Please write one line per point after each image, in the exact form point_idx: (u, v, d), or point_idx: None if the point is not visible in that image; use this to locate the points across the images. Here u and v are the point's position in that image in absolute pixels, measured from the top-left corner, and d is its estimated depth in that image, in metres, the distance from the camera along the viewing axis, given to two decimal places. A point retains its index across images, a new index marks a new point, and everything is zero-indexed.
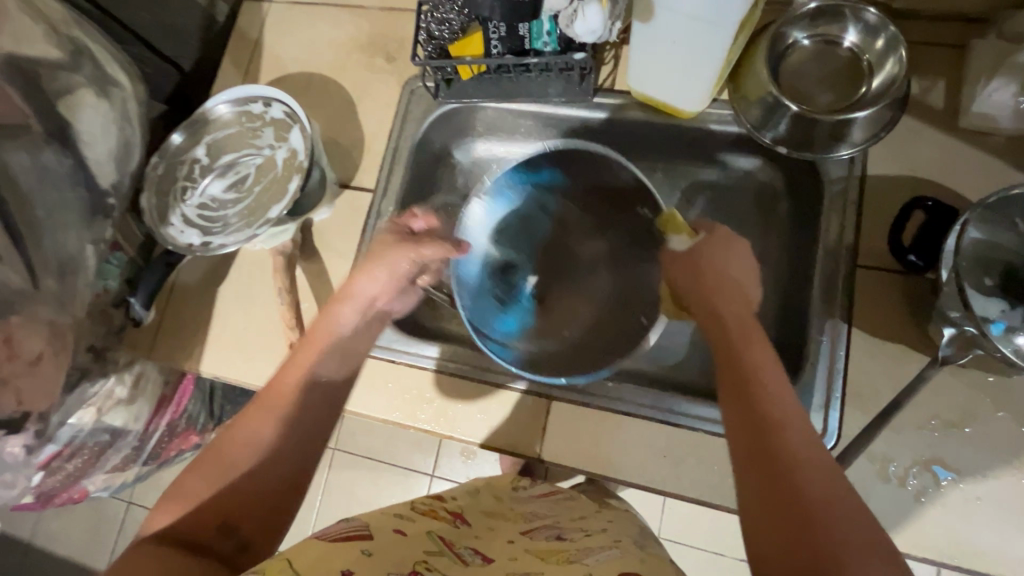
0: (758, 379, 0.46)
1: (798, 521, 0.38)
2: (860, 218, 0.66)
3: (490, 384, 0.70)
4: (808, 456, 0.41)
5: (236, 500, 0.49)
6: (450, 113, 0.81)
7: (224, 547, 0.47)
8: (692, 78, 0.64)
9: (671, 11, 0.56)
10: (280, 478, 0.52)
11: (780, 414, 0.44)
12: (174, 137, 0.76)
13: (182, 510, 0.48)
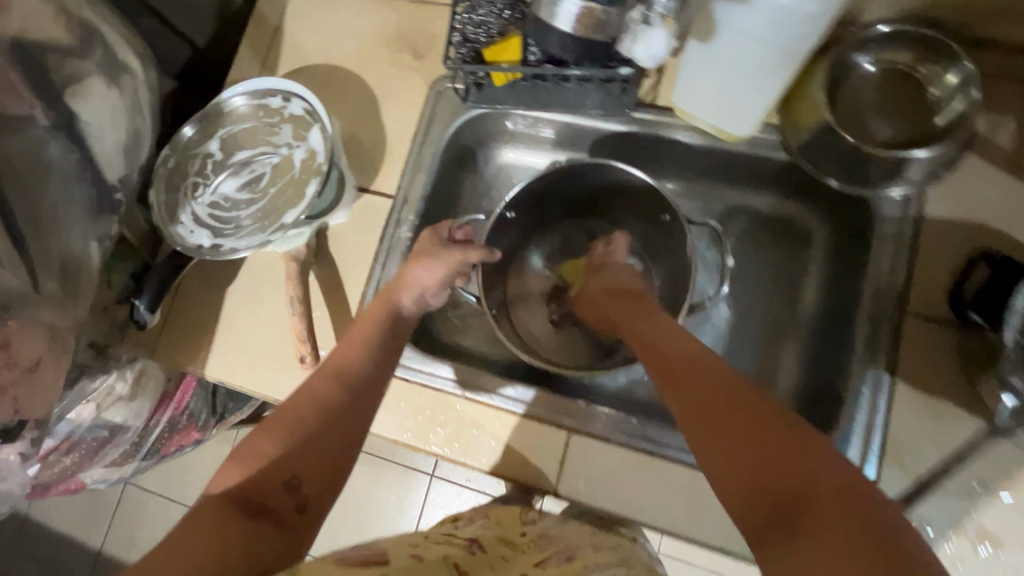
0: (699, 404, 0.45)
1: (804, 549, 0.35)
2: (912, 262, 0.62)
3: (506, 411, 0.67)
4: (784, 466, 0.38)
5: (296, 459, 0.47)
6: (480, 117, 0.78)
7: (286, 506, 0.45)
8: (745, 106, 0.60)
9: (734, 33, 0.52)
10: (336, 441, 0.50)
11: (735, 431, 0.42)
12: (186, 130, 0.73)
13: (244, 466, 0.46)
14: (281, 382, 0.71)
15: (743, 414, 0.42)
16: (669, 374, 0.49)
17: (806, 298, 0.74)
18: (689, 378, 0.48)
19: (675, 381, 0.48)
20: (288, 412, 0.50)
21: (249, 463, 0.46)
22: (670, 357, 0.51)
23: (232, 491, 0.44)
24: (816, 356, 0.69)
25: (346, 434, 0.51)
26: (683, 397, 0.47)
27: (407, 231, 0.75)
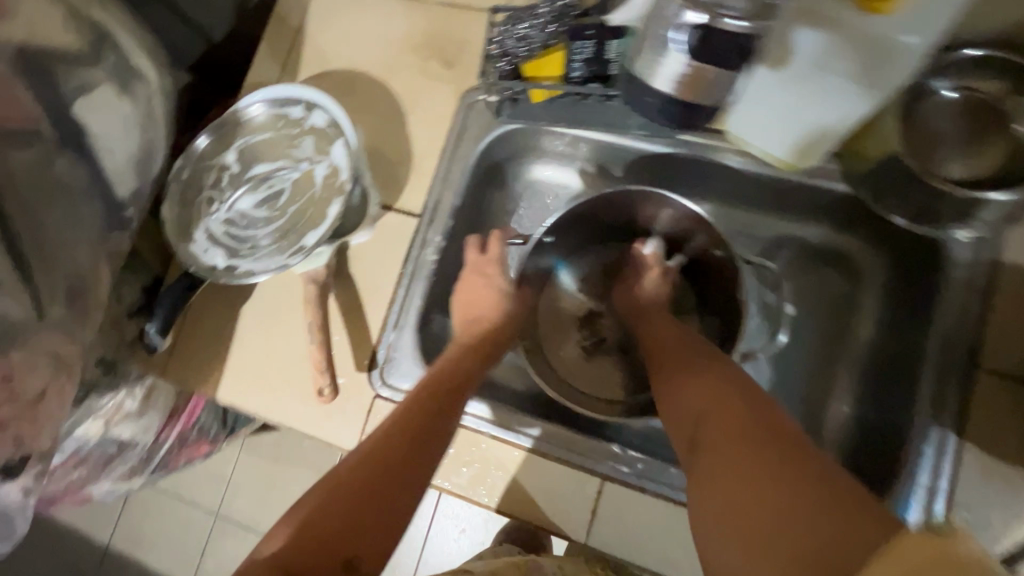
0: (674, 382, 0.51)
1: (734, 489, 0.40)
2: (986, 308, 0.57)
3: (536, 455, 0.63)
4: (727, 420, 0.44)
5: (350, 533, 0.45)
6: (512, 133, 0.72)
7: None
8: (809, 137, 0.55)
9: (816, 63, 0.48)
10: (393, 511, 0.48)
11: (696, 399, 0.48)
12: (200, 140, 0.69)
13: (296, 536, 0.45)
14: (298, 410, 0.68)
15: (706, 385, 0.48)
16: (658, 363, 0.56)
17: (857, 339, 0.69)
18: (669, 363, 0.54)
19: (658, 371, 0.55)
20: (341, 473, 0.48)
21: (299, 532, 0.45)
22: (661, 348, 0.57)
23: (280, 562, 0.43)
24: (871, 404, 0.65)
25: (402, 505, 0.48)
26: (663, 378, 0.53)
27: (432, 254, 0.70)
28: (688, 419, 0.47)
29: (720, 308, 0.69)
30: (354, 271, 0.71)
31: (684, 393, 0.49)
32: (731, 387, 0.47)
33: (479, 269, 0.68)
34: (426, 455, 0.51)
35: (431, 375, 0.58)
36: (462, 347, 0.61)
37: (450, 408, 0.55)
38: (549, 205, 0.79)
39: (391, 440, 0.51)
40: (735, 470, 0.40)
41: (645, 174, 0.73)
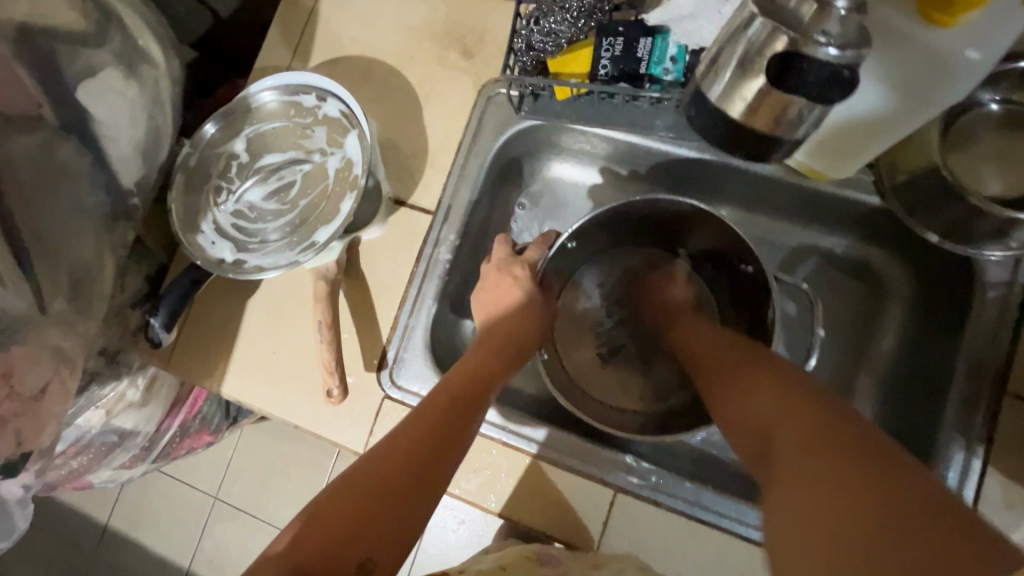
0: (738, 395, 0.48)
1: (821, 505, 0.35)
2: (1017, 332, 0.56)
3: (547, 463, 0.62)
4: (805, 433, 0.39)
5: (364, 535, 0.44)
6: (531, 130, 0.70)
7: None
8: (856, 151, 0.54)
9: (872, 77, 0.46)
10: (407, 512, 0.46)
11: (767, 411, 0.44)
12: (207, 128, 0.66)
13: (308, 531, 0.44)
14: (305, 408, 0.66)
15: (778, 394, 0.44)
16: (717, 372, 0.53)
17: (877, 354, 0.68)
18: (727, 375, 0.51)
19: (721, 382, 0.51)
20: (362, 471, 0.47)
21: (307, 528, 0.44)
22: (718, 360, 0.54)
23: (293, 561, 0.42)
24: (891, 422, 0.63)
25: (415, 511, 0.47)
26: (725, 390, 0.50)
27: (446, 253, 0.68)
28: (757, 432, 0.44)
29: (751, 318, 0.67)
30: (365, 268, 0.69)
31: (751, 404, 0.46)
32: (805, 397, 0.43)
33: (509, 271, 0.65)
34: (442, 459, 0.50)
35: (449, 378, 0.56)
36: (482, 351, 0.60)
37: (466, 412, 0.54)
38: (566, 204, 0.77)
39: (405, 442, 0.50)
40: (826, 487, 0.36)
41: (669, 175, 0.71)
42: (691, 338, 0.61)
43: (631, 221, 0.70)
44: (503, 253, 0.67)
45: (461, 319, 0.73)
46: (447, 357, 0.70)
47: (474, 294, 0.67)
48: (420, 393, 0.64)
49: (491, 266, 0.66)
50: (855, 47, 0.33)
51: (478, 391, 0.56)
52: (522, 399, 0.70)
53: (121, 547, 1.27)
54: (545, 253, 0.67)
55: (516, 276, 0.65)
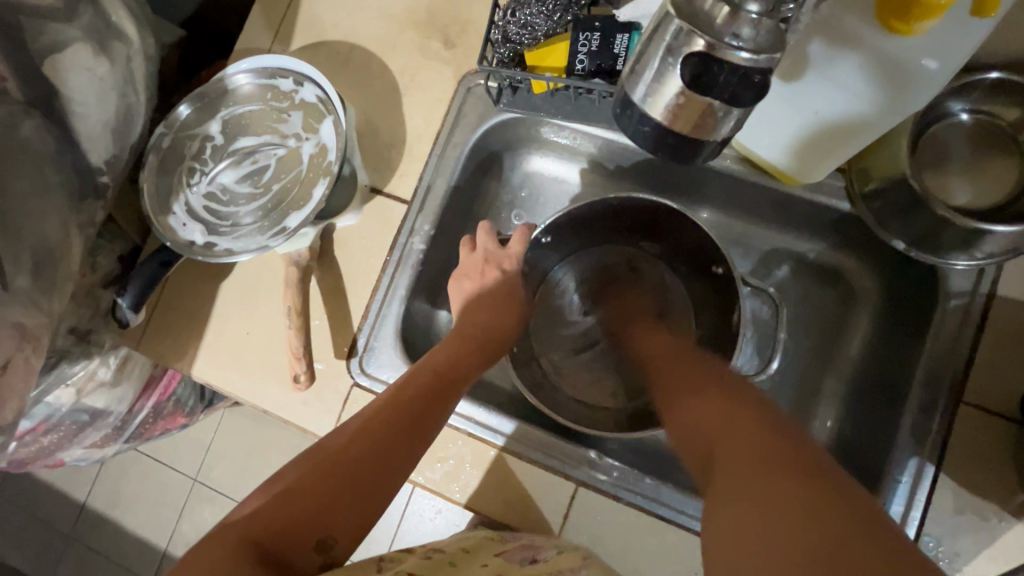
0: (683, 403, 0.49)
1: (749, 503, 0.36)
2: (977, 341, 0.57)
3: (513, 455, 0.62)
4: (747, 439, 0.41)
5: (327, 514, 0.44)
6: (509, 122, 0.69)
7: (310, 563, 0.43)
8: (824, 155, 0.55)
9: (831, 74, 0.47)
10: (371, 494, 0.46)
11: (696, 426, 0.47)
12: (181, 109, 0.66)
13: (269, 502, 0.43)
14: (275, 393, 0.66)
15: (725, 404, 0.46)
16: (670, 381, 0.54)
17: (844, 357, 0.68)
18: (678, 384, 0.53)
19: (670, 391, 0.52)
20: (332, 446, 0.47)
21: (274, 502, 0.43)
22: (675, 366, 0.56)
23: (250, 534, 0.41)
24: (854, 425, 0.64)
25: (376, 495, 0.46)
26: (673, 399, 0.51)
27: (420, 243, 0.68)
28: (699, 447, 0.45)
29: (721, 317, 0.67)
30: (337, 255, 0.69)
31: (694, 409, 0.48)
32: (750, 407, 0.45)
33: (497, 262, 0.65)
34: (407, 446, 0.49)
35: (427, 368, 0.56)
36: (460, 343, 0.60)
37: (439, 402, 0.53)
38: (545, 198, 0.77)
39: (371, 429, 0.49)
40: (766, 490, 0.36)
41: (646, 172, 0.72)
42: (648, 346, 0.62)
43: (608, 219, 0.69)
44: (489, 240, 0.66)
45: (434, 310, 0.73)
46: (419, 347, 0.70)
47: (456, 281, 0.66)
48: (388, 382, 0.65)
49: (477, 254, 0.66)
50: (770, 52, 0.32)
51: (450, 385, 0.56)
52: (491, 391, 0.71)
53: (98, 526, 1.27)
54: (527, 244, 0.66)
55: (503, 270, 0.65)
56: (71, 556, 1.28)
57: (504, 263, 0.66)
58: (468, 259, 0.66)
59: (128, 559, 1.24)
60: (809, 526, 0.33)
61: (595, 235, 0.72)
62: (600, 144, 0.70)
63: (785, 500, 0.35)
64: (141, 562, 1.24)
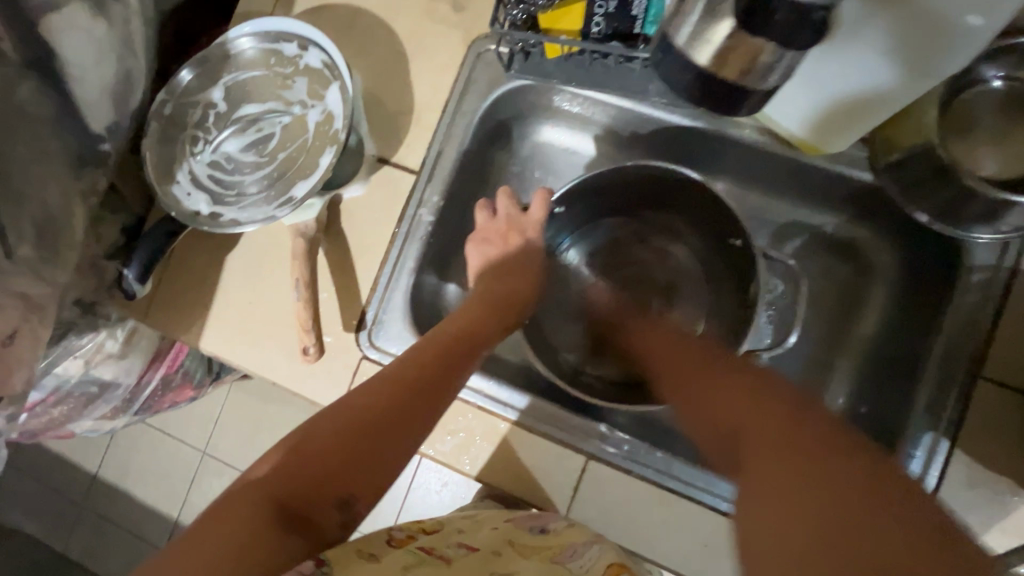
0: (697, 382, 0.48)
1: (796, 510, 0.36)
2: (998, 316, 0.56)
3: (525, 428, 0.62)
4: (777, 439, 0.40)
5: (344, 478, 0.45)
6: (521, 89, 0.67)
7: (332, 522, 0.45)
8: (852, 121, 0.53)
9: (855, 35, 0.46)
10: (388, 457, 0.47)
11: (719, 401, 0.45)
12: (183, 74, 0.63)
13: (287, 462, 0.44)
14: (283, 365, 0.66)
15: (740, 395, 0.44)
16: (675, 355, 0.53)
17: (858, 333, 0.67)
18: (685, 369, 0.50)
19: (670, 376, 0.51)
20: (349, 410, 0.47)
21: (291, 464, 0.44)
22: (666, 360, 0.53)
23: (272, 494, 0.43)
24: (867, 401, 0.64)
25: (392, 459, 0.47)
26: (679, 386, 0.50)
27: (428, 214, 0.66)
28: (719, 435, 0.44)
29: (738, 293, 0.66)
30: (344, 226, 0.68)
31: (709, 398, 0.46)
32: (773, 392, 0.43)
33: (518, 227, 0.65)
34: (423, 412, 0.50)
35: (443, 331, 0.56)
36: (480, 306, 0.60)
37: (454, 367, 0.53)
38: (557, 169, 0.76)
39: (389, 399, 0.49)
40: (820, 503, 0.36)
41: (661, 143, 0.70)
42: (647, 334, 0.60)
43: (622, 189, 0.68)
44: (511, 206, 0.66)
45: (442, 283, 0.72)
46: (428, 320, 0.69)
47: (475, 244, 0.66)
48: (397, 354, 0.64)
49: (499, 219, 0.66)
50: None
51: (468, 348, 0.56)
52: (501, 365, 0.70)
53: (111, 496, 1.29)
54: (547, 210, 0.66)
55: (526, 236, 0.65)
56: (86, 525, 1.30)
57: (515, 234, 0.65)
58: (489, 224, 0.66)
59: (141, 529, 1.26)
60: (879, 551, 0.34)
61: (610, 204, 0.71)
62: (614, 113, 0.68)
63: (840, 514, 0.35)
64: (154, 532, 1.26)
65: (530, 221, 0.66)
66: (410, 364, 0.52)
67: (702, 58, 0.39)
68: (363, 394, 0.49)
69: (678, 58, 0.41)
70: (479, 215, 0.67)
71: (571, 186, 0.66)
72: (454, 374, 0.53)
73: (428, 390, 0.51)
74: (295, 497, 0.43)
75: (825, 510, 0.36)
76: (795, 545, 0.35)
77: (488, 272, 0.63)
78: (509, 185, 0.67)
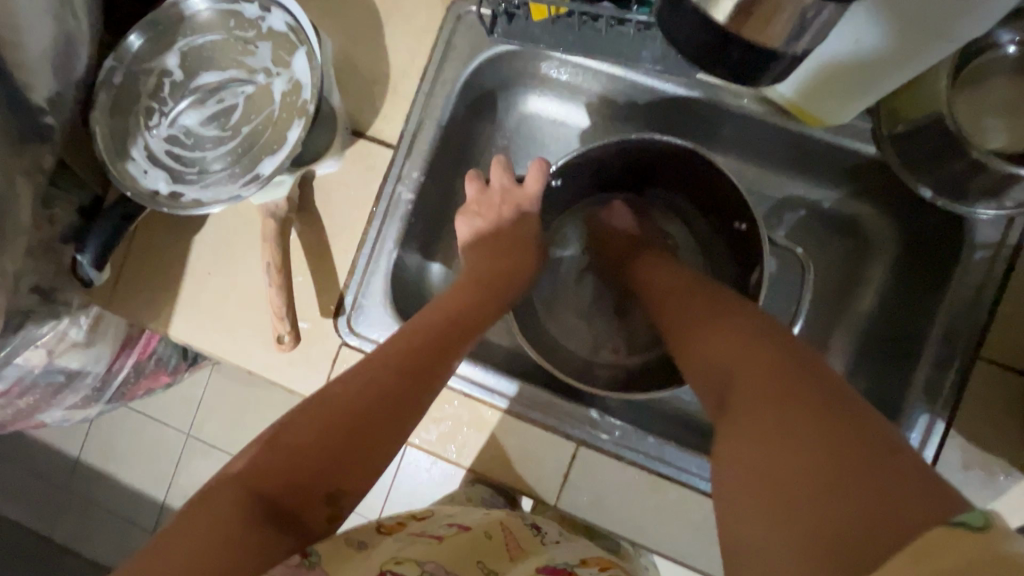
0: (695, 329, 0.47)
1: (769, 445, 0.35)
2: (1000, 295, 0.54)
3: (520, 416, 0.60)
4: (762, 385, 0.38)
5: (330, 470, 0.43)
6: (505, 54, 0.62)
7: (318, 517, 0.43)
8: (861, 92, 0.51)
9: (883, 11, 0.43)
10: (376, 449, 0.45)
11: (720, 355, 0.43)
12: (132, 39, 0.57)
13: (266, 455, 0.42)
14: (260, 353, 0.63)
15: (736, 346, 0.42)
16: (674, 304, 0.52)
17: (855, 310, 0.66)
18: (684, 325, 0.49)
19: (671, 321, 0.51)
20: (331, 400, 0.45)
21: (272, 458, 0.42)
22: (672, 300, 0.53)
23: (255, 490, 0.41)
24: (863, 380, 0.63)
25: (382, 450, 0.45)
26: (680, 339, 0.49)
27: (408, 192, 0.62)
28: (714, 376, 0.43)
29: (736, 273, 0.64)
30: (317, 204, 0.63)
31: (701, 344, 0.46)
32: (767, 344, 0.41)
33: (514, 201, 0.62)
34: (415, 403, 0.47)
35: (432, 315, 0.53)
36: (469, 286, 0.57)
37: (444, 352, 0.50)
38: (545, 141, 0.71)
39: (372, 388, 0.46)
40: (783, 445, 0.34)
41: (654, 113, 0.66)
42: (657, 286, 0.57)
43: (617, 163, 0.64)
44: (507, 177, 0.62)
45: (426, 263, 0.68)
46: (411, 303, 0.66)
47: (465, 218, 0.62)
48: (379, 340, 0.61)
49: (494, 191, 0.62)
50: None
51: (460, 331, 0.53)
52: (489, 349, 0.68)
53: (94, 481, 1.26)
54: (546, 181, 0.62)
55: (525, 208, 0.62)
56: (70, 510, 1.27)
57: (504, 209, 0.62)
58: (481, 195, 0.63)
59: (129, 512, 1.24)
60: (846, 478, 0.31)
61: (605, 177, 0.67)
62: (606, 81, 0.64)
63: (803, 456, 0.33)
64: (142, 515, 1.24)
65: (529, 193, 0.62)
66: (400, 349, 0.49)
67: (722, 13, 0.38)
68: (351, 385, 0.46)
69: (695, 13, 0.39)
70: (470, 187, 0.63)
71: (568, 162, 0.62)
72: (449, 359, 0.51)
73: (420, 377, 0.48)
74: (279, 493, 0.41)
75: (792, 444, 0.34)
76: (766, 479, 0.34)
77: (474, 252, 0.60)
78: (504, 155, 0.63)
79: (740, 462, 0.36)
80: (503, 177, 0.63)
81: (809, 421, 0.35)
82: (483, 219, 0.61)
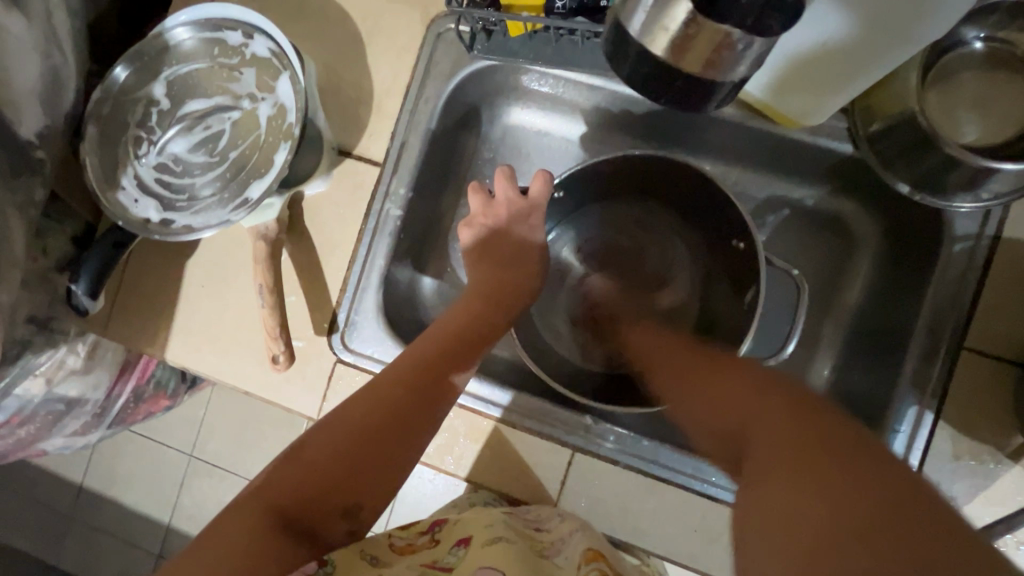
0: (695, 384, 0.47)
1: (795, 498, 0.34)
2: (983, 284, 0.55)
3: (525, 428, 0.61)
4: (781, 428, 0.38)
5: (345, 485, 0.44)
6: (485, 70, 0.64)
7: (338, 531, 0.45)
8: (833, 90, 0.52)
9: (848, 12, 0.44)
10: (391, 465, 0.46)
11: (727, 405, 0.43)
12: (118, 71, 0.59)
13: (284, 469, 0.44)
14: (257, 373, 0.63)
15: (750, 391, 0.42)
16: (676, 361, 0.52)
17: (842, 305, 0.67)
18: (688, 371, 0.49)
19: (666, 377, 0.51)
20: (348, 419, 0.46)
21: (295, 476, 0.43)
22: (677, 359, 0.53)
23: (277, 503, 0.42)
24: (855, 375, 0.63)
25: (397, 464, 0.46)
26: (680, 385, 0.49)
27: (396, 208, 0.63)
28: (723, 432, 0.42)
29: (730, 276, 0.65)
30: (307, 225, 0.64)
31: (703, 390, 0.46)
32: (772, 392, 0.41)
33: (516, 213, 0.61)
34: (425, 418, 0.48)
35: (439, 329, 0.54)
36: (474, 300, 0.57)
37: (454, 365, 0.51)
38: (531, 152, 0.72)
39: (383, 403, 0.47)
40: (807, 493, 0.34)
41: (635, 123, 0.68)
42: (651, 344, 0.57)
43: (611, 173, 0.65)
44: (510, 189, 0.62)
45: (417, 276, 0.69)
46: (404, 317, 0.67)
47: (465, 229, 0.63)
48: (373, 356, 0.62)
49: (498, 203, 0.62)
50: None
51: (467, 345, 0.53)
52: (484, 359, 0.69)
53: (98, 506, 1.26)
54: (550, 192, 0.62)
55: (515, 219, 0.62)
56: (76, 536, 1.27)
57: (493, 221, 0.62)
58: (487, 207, 0.62)
59: (135, 534, 1.24)
60: (860, 529, 0.32)
61: (606, 184, 0.67)
62: (587, 92, 0.66)
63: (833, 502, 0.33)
64: (148, 538, 1.24)
65: (537, 200, 0.61)
66: (411, 365, 0.50)
67: (659, 47, 0.39)
68: (366, 404, 0.47)
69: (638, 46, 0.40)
70: (476, 199, 0.62)
71: (564, 177, 0.63)
72: (458, 370, 0.51)
73: (435, 392, 0.49)
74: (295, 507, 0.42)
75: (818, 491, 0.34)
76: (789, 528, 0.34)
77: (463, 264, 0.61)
78: (507, 165, 0.62)
79: (750, 504, 0.36)
80: (507, 188, 0.62)
81: (824, 467, 0.35)
82: (480, 231, 0.62)
